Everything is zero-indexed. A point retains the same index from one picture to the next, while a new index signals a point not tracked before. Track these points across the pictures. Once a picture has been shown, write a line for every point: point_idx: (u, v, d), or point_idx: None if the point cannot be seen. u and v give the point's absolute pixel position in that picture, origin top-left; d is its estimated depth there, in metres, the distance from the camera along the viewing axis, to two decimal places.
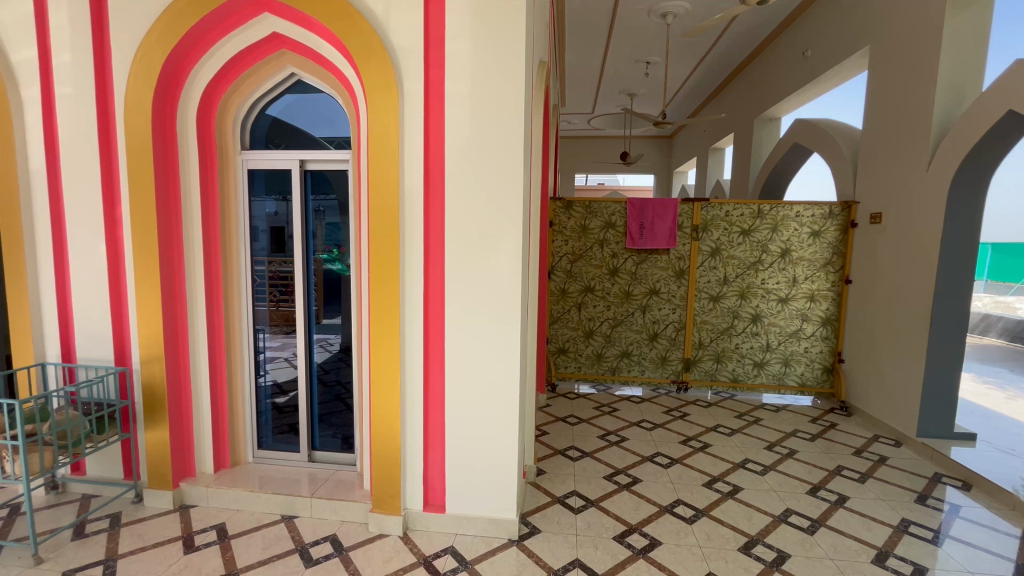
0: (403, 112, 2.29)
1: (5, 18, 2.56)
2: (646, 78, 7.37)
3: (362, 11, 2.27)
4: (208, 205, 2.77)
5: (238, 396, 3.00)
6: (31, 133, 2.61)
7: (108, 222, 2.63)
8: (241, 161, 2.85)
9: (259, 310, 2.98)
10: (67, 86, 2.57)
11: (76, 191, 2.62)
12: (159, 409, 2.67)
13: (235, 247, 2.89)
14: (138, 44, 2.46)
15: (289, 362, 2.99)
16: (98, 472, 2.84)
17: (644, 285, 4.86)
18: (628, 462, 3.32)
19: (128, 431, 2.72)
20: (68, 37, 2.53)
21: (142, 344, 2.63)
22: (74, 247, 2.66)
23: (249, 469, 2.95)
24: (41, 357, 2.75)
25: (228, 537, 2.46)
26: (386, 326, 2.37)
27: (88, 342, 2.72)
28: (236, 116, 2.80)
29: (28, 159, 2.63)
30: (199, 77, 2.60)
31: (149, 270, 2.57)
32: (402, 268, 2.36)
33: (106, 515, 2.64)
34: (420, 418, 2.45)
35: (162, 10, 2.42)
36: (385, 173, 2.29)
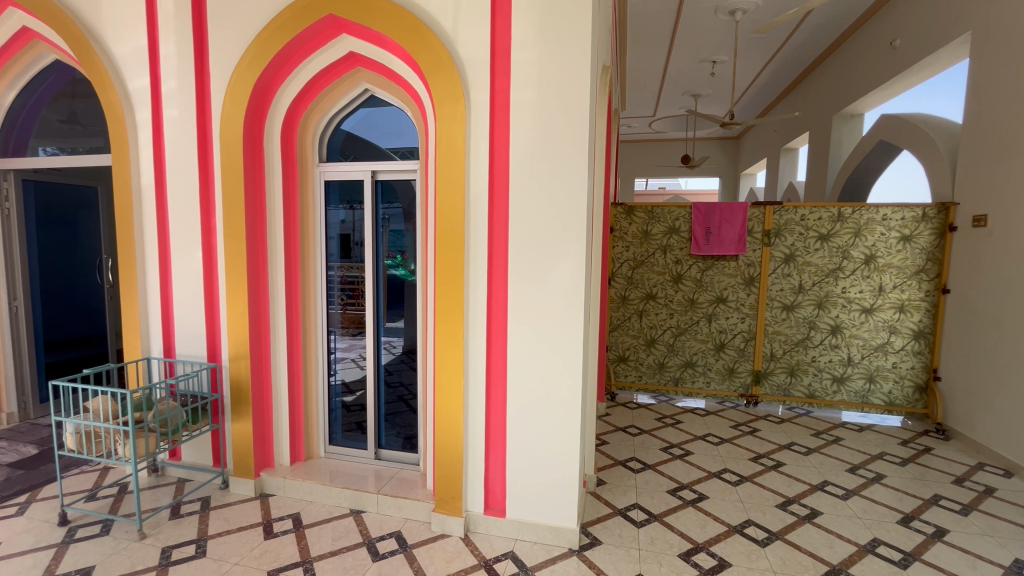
0: (469, 122, 2.35)
1: (125, 52, 2.91)
2: (711, 78, 7.11)
3: (432, 27, 2.36)
4: (289, 215, 2.97)
5: (312, 394, 3.18)
6: (143, 152, 2.94)
7: (204, 230, 2.89)
8: (319, 173, 3.04)
9: (332, 313, 3.15)
10: (173, 109, 2.87)
11: (179, 203, 2.91)
12: (244, 402, 2.89)
13: (313, 253, 3.08)
14: (233, 69, 2.70)
15: (357, 363, 3.14)
16: (192, 459, 3.11)
17: (710, 292, 4.67)
18: (693, 477, 3.18)
19: (218, 421, 2.97)
20: (175, 66, 2.82)
21: (231, 342, 2.87)
22: (175, 253, 2.95)
23: (321, 463, 3.12)
24: (146, 352, 3.07)
25: (302, 526, 2.61)
26: (450, 331, 2.44)
27: (186, 340, 3.00)
28: (315, 131, 2.99)
29: (140, 175, 2.96)
30: (284, 96, 2.81)
31: (238, 275, 2.80)
32: (466, 274, 2.42)
33: (197, 498, 2.88)
34: (482, 422, 2.49)
35: (253, 36, 2.65)
36: (452, 181, 2.37)
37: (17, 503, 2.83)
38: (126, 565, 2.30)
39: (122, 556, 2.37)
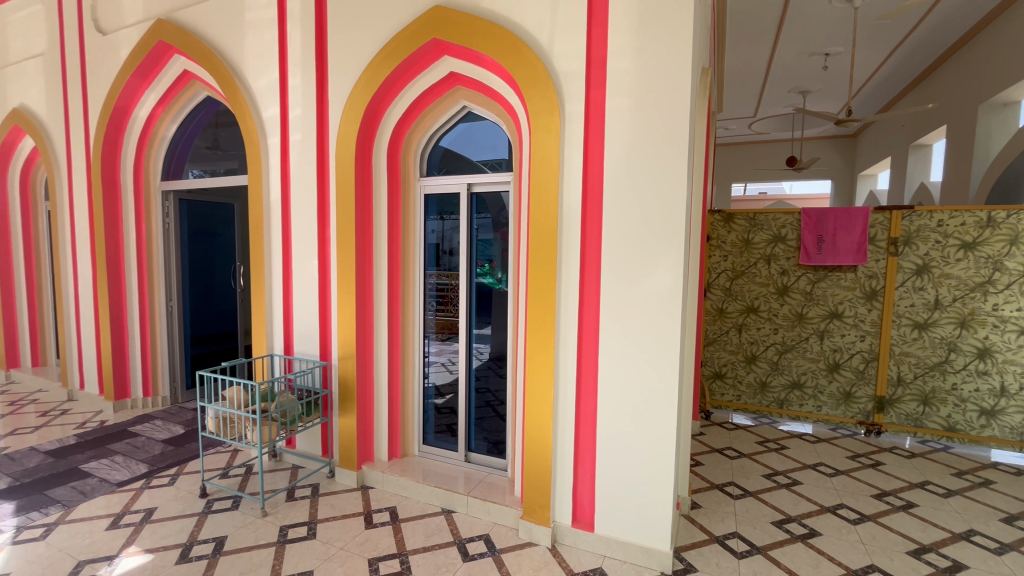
0: (563, 133, 2.37)
1: (261, 86, 3.33)
2: (823, 73, 6.51)
3: (529, 43, 2.43)
4: (393, 226, 3.19)
5: (409, 395, 3.37)
6: (273, 172, 3.33)
7: (320, 241, 3.20)
8: (419, 187, 3.23)
9: (428, 319, 3.32)
10: (297, 134, 3.22)
11: (299, 216, 3.26)
12: (350, 399, 3.15)
13: (413, 263, 3.28)
14: (349, 95, 2.97)
15: (450, 367, 3.28)
16: (304, 448, 3.43)
17: (822, 306, 4.24)
18: (802, 510, 2.90)
19: (327, 415, 3.26)
20: (301, 95, 3.18)
21: (340, 343, 3.14)
22: (296, 262, 3.30)
23: (415, 461, 3.28)
24: (270, 349, 3.45)
25: (399, 520, 2.76)
26: (541, 340, 2.46)
27: (302, 339, 3.33)
28: (417, 148, 3.19)
29: (269, 193, 3.36)
30: (390, 117, 3.03)
31: (348, 282, 3.06)
32: (558, 284, 2.44)
33: (308, 484, 3.17)
34: (571, 432, 2.47)
35: (366, 64, 2.91)
36: (545, 192, 2.40)
37: (169, 474, 3.31)
38: (252, 539, 2.60)
39: (248, 530, 2.68)
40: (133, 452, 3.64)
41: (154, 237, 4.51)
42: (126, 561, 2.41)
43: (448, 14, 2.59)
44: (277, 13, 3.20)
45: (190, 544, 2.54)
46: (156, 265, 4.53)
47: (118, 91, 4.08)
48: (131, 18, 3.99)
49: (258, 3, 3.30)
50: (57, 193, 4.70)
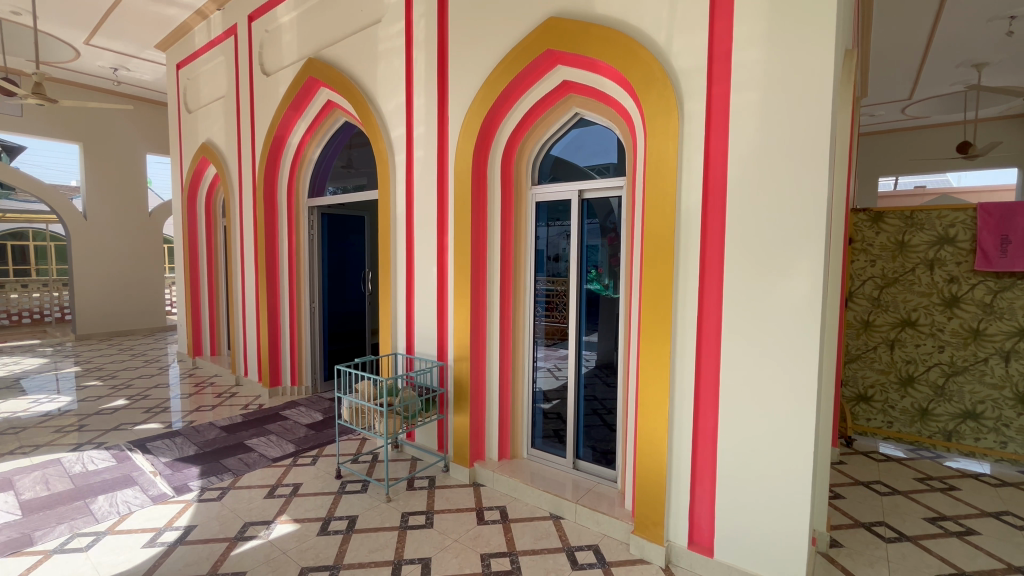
0: (682, 134, 2.27)
1: (390, 108, 3.67)
2: (1006, 40, 5.41)
3: (646, 44, 2.37)
4: (505, 233, 3.30)
5: (519, 399, 3.43)
6: (399, 186, 3.66)
7: (438, 248, 3.42)
8: (531, 195, 3.30)
9: (538, 324, 3.37)
10: (420, 150, 3.49)
11: (422, 226, 3.51)
12: (464, 398, 3.32)
13: (524, 269, 3.35)
14: (467, 110, 3.15)
15: (559, 373, 3.29)
16: (422, 441, 3.68)
17: (1007, 322, 3.54)
18: (980, 566, 2.41)
19: (443, 413, 3.46)
20: (424, 114, 3.44)
21: (456, 345, 3.33)
22: (418, 268, 3.56)
23: (524, 464, 3.33)
24: (395, 349, 3.77)
25: (509, 519, 2.84)
26: (656, 348, 2.37)
27: (422, 340, 3.59)
28: (530, 157, 3.26)
29: (397, 206, 3.68)
30: (505, 129, 3.15)
31: (463, 287, 3.23)
32: (675, 291, 2.33)
33: (426, 476, 3.39)
34: (688, 449, 2.33)
35: (483, 80, 3.06)
36: (662, 196, 2.32)
37: (311, 455, 3.77)
38: (378, 521, 2.85)
39: (375, 512, 2.94)
40: (284, 433, 4.21)
41: (302, 247, 5.18)
42: (280, 527, 2.79)
43: (563, 23, 2.63)
44: (405, 41, 3.51)
45: (328, 519, 2.86)
46: (303, 271, 5.21)
47: (278, 123, 4.79)
48: (288, 59, 4.65)
49: (389, 34, 3.65)
50: (232, 212, 5.63)
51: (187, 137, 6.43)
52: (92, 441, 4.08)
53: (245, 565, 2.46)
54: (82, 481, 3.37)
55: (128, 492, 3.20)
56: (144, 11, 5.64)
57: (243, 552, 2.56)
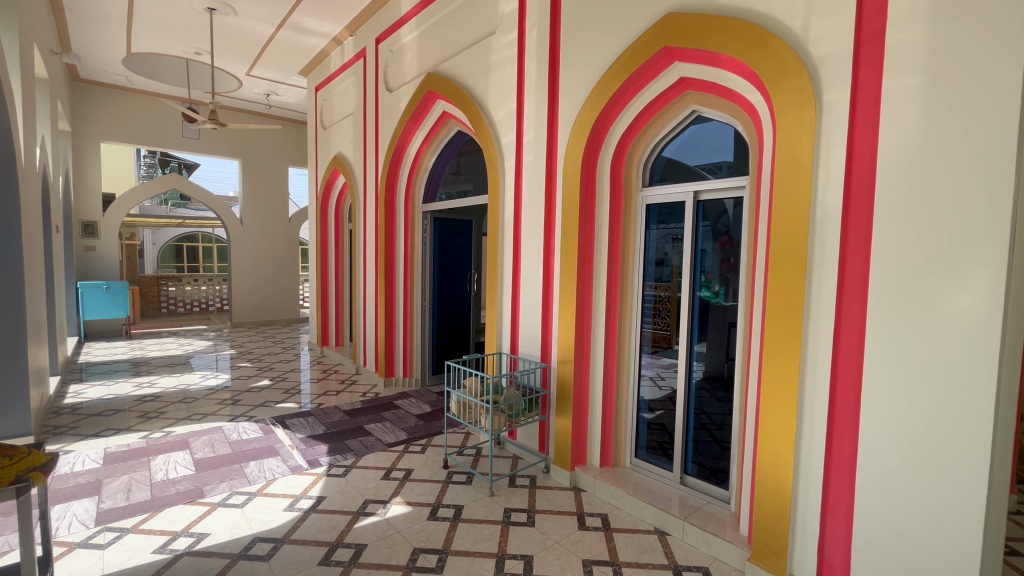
0: (819, 127, 2.06)
1: (502, 116, 3.81)
2: None
3: (778, 31, 2.20)
4: (613, 236, 3.24)
5: (623, 406, 3.34)
6: (508, 191, 3.78)
7: (545, 251, 3.46)
8: (641, 198, 3.20)
9: (645, 331, 3.24)
10: (529, 156, 3.57)
11: (529, 229, 3.59)
12: (566, 401, 3.34)
13: (632, 273, 3.26)
14: (578, 114, 3.16)
15: (664, 382, 3.14)
16: (524, 440, 3.75)
17: None
18: None
19: (545, 413, 3.50)
20: (534, 120, 3.52)
21: (560, 347, 3.36)
22: (524, 270, 3.64)
23: (627, 474, 3.24)
24: (499, 348, 3.90)
25: (611, 528, 2.78)
26: (782, 361, 2.19)
27: (527, 341, 3.67)
28: (641, 159, 3.16)
29: (505, 209, 3.81)
30: (615, 132, 3.10)
31: (570, 290, 3.26)
32: (807, 300, 2.12)
33: (527, 475, 3.45)
34: (818, 474, 2.11)
35: (595, 82, 3.05)
36: (793, 196, 2.13)
37: (421, 443, 4.03)
38: (482, 513, 2.96)
39: (479, 504, 3.06)
40: (397, 421, 4.55)
41: (415, 248, 5.57)
42: (394, 507, 3.02)
43: (683, 18, 2.54)
44: (517, 50, 3.62)
45: (436, 505, 3.04)
46: (416, 272, 5.59)
47: (398, 135, 5.19)
48: (409, 75, 5.03)
49: (503, 44, 3.79)
50: (357, 217, 6.23)
51: (321, 151, 7.24)
52: (245, 414, 4.77)
53: (366, 538, 2.70)
54: (238, 447, 3.95)
55: (271, 461, 3.69)
56: (291, 43, 6.47)
57: (363, 526, 2.82)
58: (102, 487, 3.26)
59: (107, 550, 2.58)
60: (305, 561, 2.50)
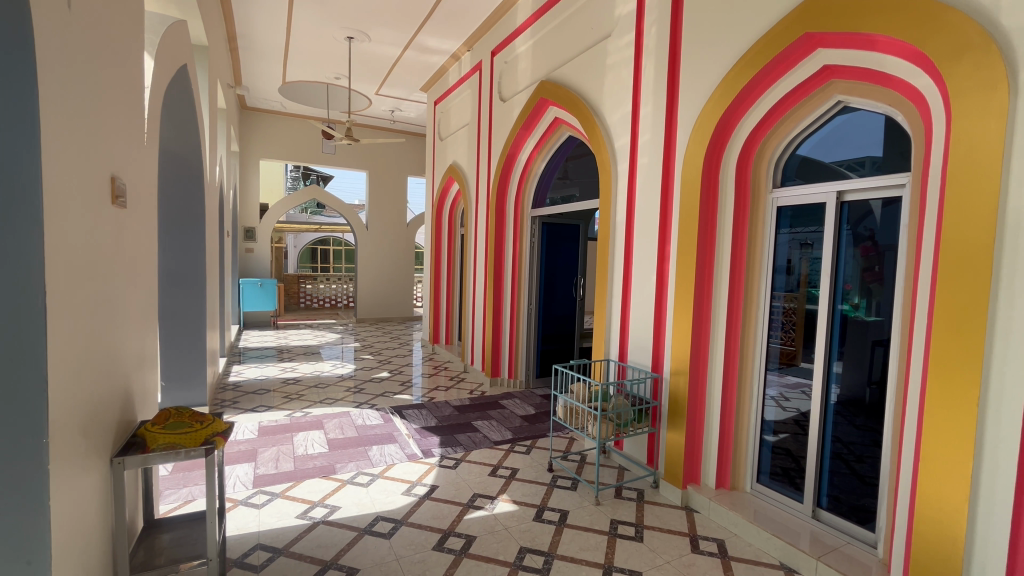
0: (1014, 111, 1.73)
1: (616, 118, 3.75)
2: None
3: (955, 4, 1.89)
4: (737, 242, 3.01)
5: (743, 426, 3.07)
6: (620, 196, 3.70)
7: (659, 256, 3.33)
8: (771, 200, 2.93)
9: (772, 346, 2.96)
10: (644, 158, 3.47)
11: (643, 234, 3.48)
12: (679, 415, 3.17)
13: (758, 281, 3.00)
14: (700, 112, 3.00)
15: (791, 404, 2.86)
16: (631, 452, 3.63)
17: None
18: None
19: (655, 426, 3.35)
20: (650, 121, 3.41)
21: (674, 358, 3.20)
22: (636, 276, 3.54)
23: (747, 500, 2.97)
24: (607, 355, 3.84)
25: (728, 556, 2.58)
26: (955, 388, 1.86)
27: (637, 349, 3.56)
28: (771, 158, 2.90)
29: (616, 214, 3.74)
30: (742, 130, 2.89)
31: (686, 298, 3.10)
32: (993, 317, 1.78)
33: (635, 488, 3.34)
34: (1006, 527, 1.76)
35: (721, 77, 2.87)
36: (974, 194, 1.81)
37: (526, 444, 4.10)
38: (587, 521, 2.92)
39: (585, 512, 3.02)
40: (503, 420, 4.68)
41: (523, 252, 5.71)
42: (501, 504, 3.11)
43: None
44: (635, 50, 3.54)
45: (542, 507, 3.07)
46: (523, 276, 5.73)
47: (510, 142, 5.34)
48: (522, 84, 5.18)
49: (619, 46, 3.73)
50: (469, 222, 6.56)
51: (438, 160, 7.73)
52: (368, 402, 5.25)
53: (475, 530, 2.82)
54: (362, 432, 4.36)
55: (391, 447, 4.00)
56: (416, 62, 7.01)
57: (472, 518, 2.94)
58: (257, 455, 3.80)
59: (262, 510, 2.99)
60: (421, 544, 2.67)
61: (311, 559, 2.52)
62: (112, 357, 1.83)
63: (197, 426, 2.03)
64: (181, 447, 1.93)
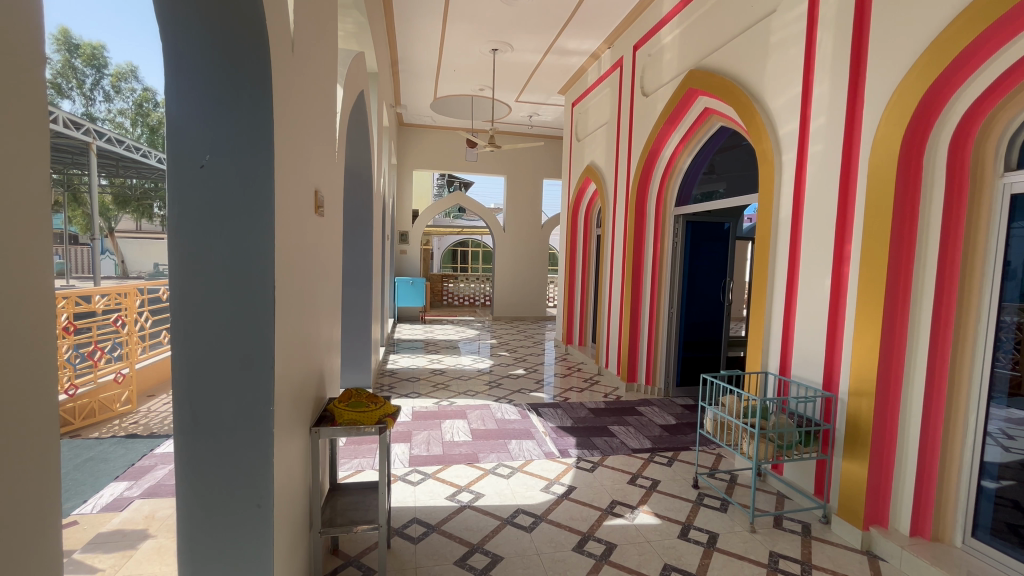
0: None
1: (782, 102, 3.35)
2: None
3: None
4: (948, 239, 2.46)
5: (950, 465, 2.52)
6: (785, 189, 3.30)
7: (835, 257, 2.89)
8: (1001, 186, 2.33)
9: (999, 372, 2.36)
10: (818, 145, 3.04)
11: (814, 232, 3.05)
12: (861, 443, 2.70)
13: (978, 289, 2.41)
14: (896, 86, 2.53)
15: (1019, 445, 2.27)
16: (794, 478, 3.21)
17: None
18: None
19: (826, 453, 2.91)
20: (826, 102, 2.97)
21: (853, 375, 2.74)
22: (805, 280, 3.12)
23: (956, 557, 2.42)
24: (765, 368, 3.46)
25: None
26: None
27: (803, 363, 3.13)
28: (1002, 134, 2.31)
29: (779, 210, 3.35)
30: (958, 103, 2.36)
31: (872, 306, 2.63)
32: None
33: (799, 520, 2.94)
34: None
35: (931, 39, 2.37)
36: None
37: (667, 455, 3.88)
38: (741, 548, 2.66)
39: (738, 538, 2.76)
40: (641, 428, 4.50)
41: (665, 252, 5.41)
42: (642, 515, 2.98)
43: None
44: (808, 23, 3.12)
45: (688, 525, 2.88)
46: (664, 278, 5.45)
47: (654, 138, 5.11)
48: (668, 76, 4.92)
49: (786, 21, 3.33)
50: (606, 222, 6.45)
51: (575, 162, 7.74)
52: (506, 397, 5.47)
53: (615, 538, 2.75)
54: (502, 425, 4.55)
55: (529, 443, 4.12)
56: (555, 66, 7.11)
57: (613, 525, 2.87)
58: (412, 437, 4.20)
59: (417, 487, 3.31)
60: (561, 542, 2.69)
61: (460, 539, 2.70)
62: (311, 342, 2.15)
63: (372, 406, 2.29)
64: (361, 424, 2.20)
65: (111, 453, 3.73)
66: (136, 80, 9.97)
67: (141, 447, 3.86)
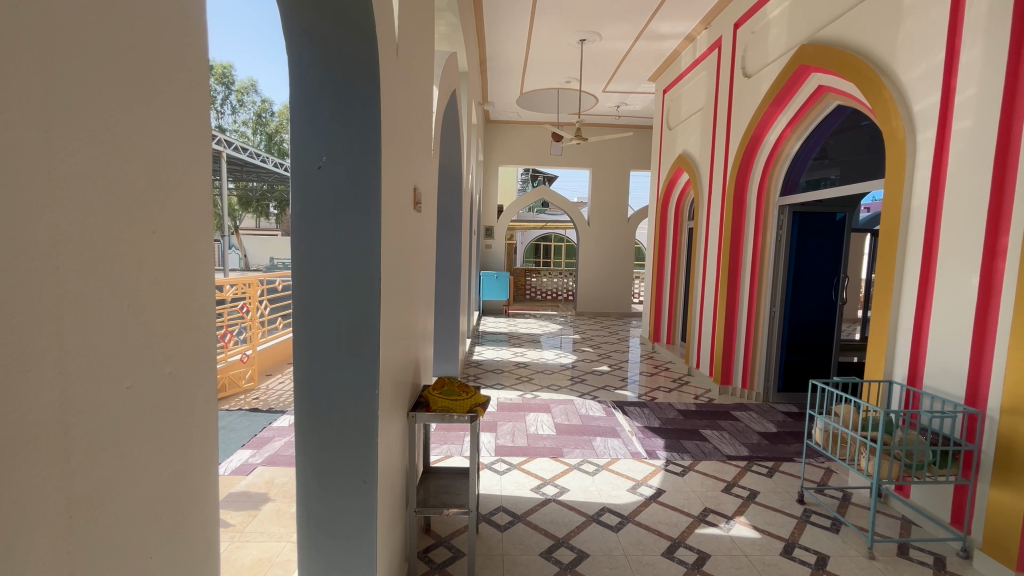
0: None
1: (918, 73, 2.92)
2: None
3: None
4: None
5: None
6: (920, 173, 2.88)
7: (986, 251, 2.48)
8: None
9: None
10: (965, 121, 2.61)
11: (958, 222, 2.64)
12: (1016, 470, 2.30)
13: None
14: None
15: None
16: (924, 503, 2.83)
17: None
18: None
19: (968, 477, 2.52)
20: (979, 70, 2.54)
21: (1008, 390, 2.34)
22: (944, 278, 2.71)
23: None
24: (888, 376, 3.06)
25: None
26: None
27: (939, 372, 2.73)
28: None
29: (911, 198, 2.94)
30: None
31: None
32: None
33: (930, 551, 2.59)
34: None
35: None
36: None
37: (767, 465, 3.60)
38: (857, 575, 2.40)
39: (852, 563, 2.49)
40: (737, 434, 4.22)
41: (768, 245, 5.00)
42: (739, 526, 2.79)
43: None
44: None
45: (792, 543, 2.65)
46: (766, 274, 5.02)
47: (757, 122, 4.72)
48: (774, 54, 4.50)
49: None
50: (700, 214, 6.09)
51: (665, 151, 7.39)
52: (590, 393, 5.40)
53: (709, 548, 2.60)
54: (587, 421, 4.51)
55: (615, 441, 4.03)
56: (646, 52, 6.82)
57: (706, 534, 2.73)
58: (497, 428, 4.30)
59: (503, 476, 3.38)
60: (649, 546, 2.61)
61: (545, 532, 2.72)
62: (409, 332, 2.27)
63: (463, 395, 2.38)
64: (453, 412, 2.29)
65: (239, 424, 4.26)
66: (255, 93, 11.18)
67: (263, 420, 4.35)
